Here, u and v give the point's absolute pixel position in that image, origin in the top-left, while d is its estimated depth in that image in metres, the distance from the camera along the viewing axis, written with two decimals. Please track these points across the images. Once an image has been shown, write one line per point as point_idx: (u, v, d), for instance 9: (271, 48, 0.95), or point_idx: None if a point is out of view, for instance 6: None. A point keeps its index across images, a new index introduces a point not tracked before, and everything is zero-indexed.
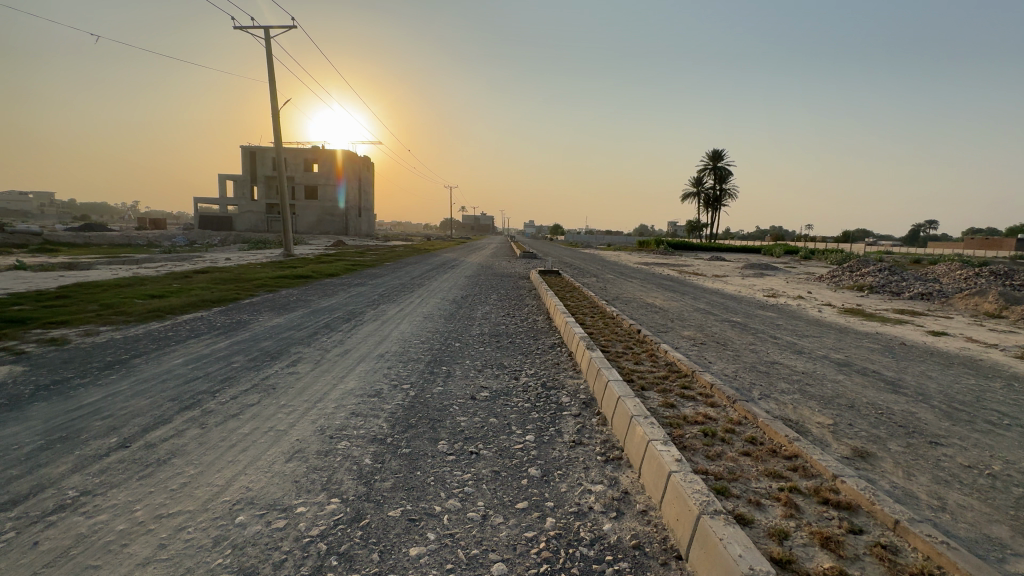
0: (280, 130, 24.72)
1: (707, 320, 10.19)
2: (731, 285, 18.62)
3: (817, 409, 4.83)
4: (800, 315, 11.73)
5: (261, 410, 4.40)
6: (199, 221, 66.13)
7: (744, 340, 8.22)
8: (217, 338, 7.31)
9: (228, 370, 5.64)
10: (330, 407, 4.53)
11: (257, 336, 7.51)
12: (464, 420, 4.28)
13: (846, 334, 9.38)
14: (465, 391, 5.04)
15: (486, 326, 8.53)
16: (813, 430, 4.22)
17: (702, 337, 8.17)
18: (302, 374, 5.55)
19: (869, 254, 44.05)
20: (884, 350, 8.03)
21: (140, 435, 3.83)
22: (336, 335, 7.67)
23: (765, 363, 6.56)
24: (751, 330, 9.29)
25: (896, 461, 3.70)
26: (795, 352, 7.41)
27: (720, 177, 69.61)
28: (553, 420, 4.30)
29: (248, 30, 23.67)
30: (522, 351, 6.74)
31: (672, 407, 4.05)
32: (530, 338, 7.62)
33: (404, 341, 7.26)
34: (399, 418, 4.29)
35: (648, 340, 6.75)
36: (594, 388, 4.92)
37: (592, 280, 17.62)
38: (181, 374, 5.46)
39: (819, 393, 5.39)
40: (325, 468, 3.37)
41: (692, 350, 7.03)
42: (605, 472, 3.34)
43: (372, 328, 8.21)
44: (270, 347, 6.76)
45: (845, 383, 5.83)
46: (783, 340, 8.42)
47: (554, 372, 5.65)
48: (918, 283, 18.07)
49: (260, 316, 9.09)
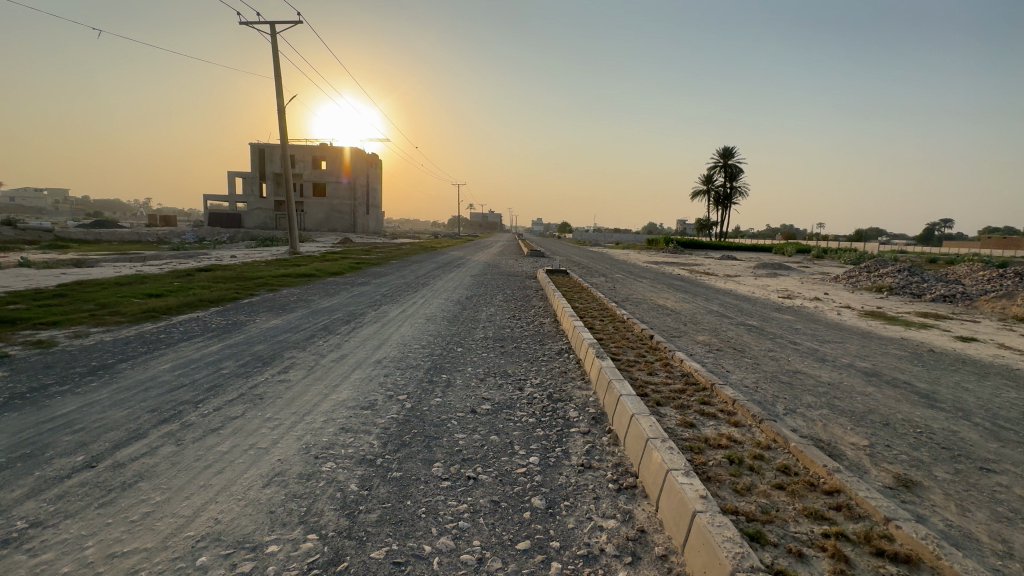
0: (285, 125, 24.43)
1: (721, 323, 9.75)
2: (744, 286, 18.11)
3: (849, 427, 4.42)
4: (819, 319, 11.23)
5: (244, 425, 4.08)
6: (208, 218, 66.43)
7: (762, 346, 7.77)
8: (210, 341, 7.01)
9: (217, 377, 5.34)
10: (319, 421, 4.19)
11: (251, 339, 7.21)
12: (463, 438, 3.92)
13: (870, 340, 8.90)
14: (465, 403, 4.68)
15: (491, 329, 8.18)
16: (849, 453, 3.80)
17: (718, 343, 7.74)
18: (293, 382, 5.22)
19: (887, 254, 42.74)
20: (913, 358, 7.56)
21: (109, 452, 3.52)
22: (333, 338, 7.35)
23: (787, 373, 6.13)
24: (769, 335, 8.84)
25: (946, 492, 3.29)
26: (818, 360, 6.97)
27: (731, 175, 68.67)
28: (560, 439, 3.92)
29: (253, 26, 23.51)
30: (527, 358, 6.36)
31: (691, 427, 3.66)
32: (536, 343, 7.23)
33: (403, 345, 6.91)
34: (392, 435, 3.94)
35: (662, 347, 6.34)
36: (604, 402, 4.53)
37: (602, 279, 17.20)
38: (166, 382, 5.15)
39: (849, 408, 4.96)
40: (306, 495, 3.02)
41: (707, 357, 6.62)
42: (618, 504, 2.96)
43: (371, 330, 7.88)
44: (263, 351, 6.45)
45: (876, 397, 5.39)
46: (804, 346, 7.97)
47: (561, 383, 5.28)
48: (940, 285, 17.41)
49: (257, 317, 8.79)
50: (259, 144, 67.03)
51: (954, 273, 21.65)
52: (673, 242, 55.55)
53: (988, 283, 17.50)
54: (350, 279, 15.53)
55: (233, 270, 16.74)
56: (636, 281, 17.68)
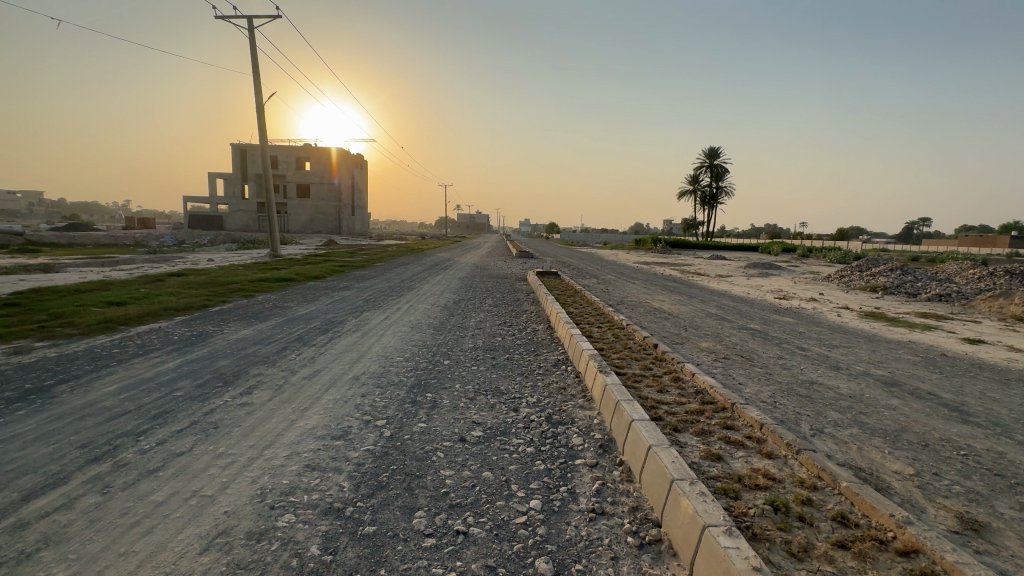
0: (264, 123, 23.44)
1: (723, 328, 9.27)
2: (737, 287, 17.79)
3: (886, 451, 3.91)
4: (820, 321, 10.80)
5: (189, 464, 3.43)
6: (188, 220, 64.67)
7: (770, 353, 7.27)
8: (169, 356, 6.32)
9: (168, 401, 4.67)
10: (281, 457, 3.56)
11: (215, 352, 6.52)
12: (450, 476, 3.33)
13: (878, 344, 8.46)
14: (452, 430, 4.09)
15: (481, 338, 7.60)
16: (896, 486, 3.29)
17: (723, 350, 7.25)
18: (256, 406, 4.58)
19: (876, 253, 42.74)
20: (928, 364, 7.13)
21: (14, 507, 2.85)
22: (308, 350, 6.70)
23: (803, 385, 5.65)
24: (775, 340, 8.37)
25: (1021, 537, 2.78)
26: (833, 369, 6.48)
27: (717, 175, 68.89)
28: (564, 476, 3.34)
29: (230, 21, 22.61)
30: (521, 372, 5.76)
31: (719, 460, 3.12)
32: (529, 354, 6.65)
33: (385, 358, 6.29)
34: (366, 474, 3.33)
35: (669, 358, 5.81)
36: (612, 427, 3.97)
37: (593, 281, 16.77)
38: (108, 408, 4.47)
39: (881, 427, 4.46)
40: (253, 565, 2.40)
41: (716, 368, 6.11)
42: (642, 568, 2.40)
43: (350, 341, 7.23)
44: (227, 368, 5.78)
45: (904, 411, 4.93)
46: (813, 352, 7.52)
47: (560, 402, 4.71)
48: (934, 284, 17.24)
49: (226, 327, 8.08)
50: (240, 144, 65.54)
51: (944, 272, 21.54)
52: (662, 242, 55.36)
53: (980, 282, 17.35)
54: (332, 283, 14.78)
55: (207, 275, 15.89)
56: (629, 283, 17.19)
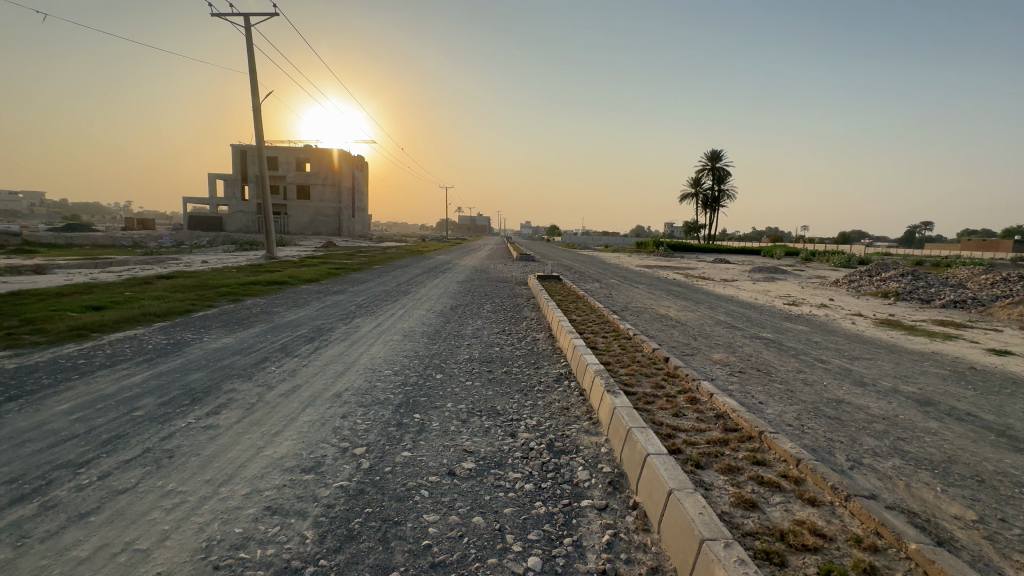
0: (260, 122, 23.01)
1: (735, 337, 8.76)
2: (744, 292, 17.28)
3: (938, 489, 3.39)
4: (835, 329, 10.27)
5: (128, 507, 2.92)
6: (188, 220, 64.24)
7: (788, 366, 6.75)
8: (138, 368, 5.81)
9: (123, 423, 4.16)
10: (238, 496, 3.06)
11: (189, 364, 6.01)
12: (434, 522, 2.83)
13: (901, 355, 7.94)
14: (440, 460, 3.58)
15: (478, 347, 7.11)
16: (963, 538, 2.77)
17: (737, 363, 6.74)
18: (222, 429, 4.09)
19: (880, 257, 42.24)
20: (959, 379, 6.62)
21: None
22: (290, 362, 6.20)
23: (829, 404, 5.15)
24: (790, 351, 7.86)
25: None
26: (858, 386, 5.96)
27: (719, 178, 68.37)
28: (568, 524, 2.82)
29: (227, 18, 22.23)
30: (520, 389, 5.25)
31: (754, 509, 2.62)
32: (529, 367, 6.15)
33: (372, 371, 5.80)
34: (336, 519, 2.83)
35: (681, 373, 5.29)
36: (623, 459, 3.46)
37: (596, 286, 16.29)
38: (53, 431, 3.96)
39: (925, 457, 3.94)
40: None
41: (732, 384, 5.60)
42: None
43: (337, 352, 6.73)
44: (198, 382, 5.29)
45: (947, 436, 4.42)
46: (834, 364, 7.00)
47: (563, 426, 4.21)
48: (948, 290, 16.70)
49: (206, 335, 7.58)
50: (240, 145, 65.25)
51: (955, 276, 20.99)
52: (664, 245, 54.94)
53: (995, 287, 16.82)
54: (326, 287, 14.30)
55: (199, 277, 15.47)
56: (633, 287, 16.70)
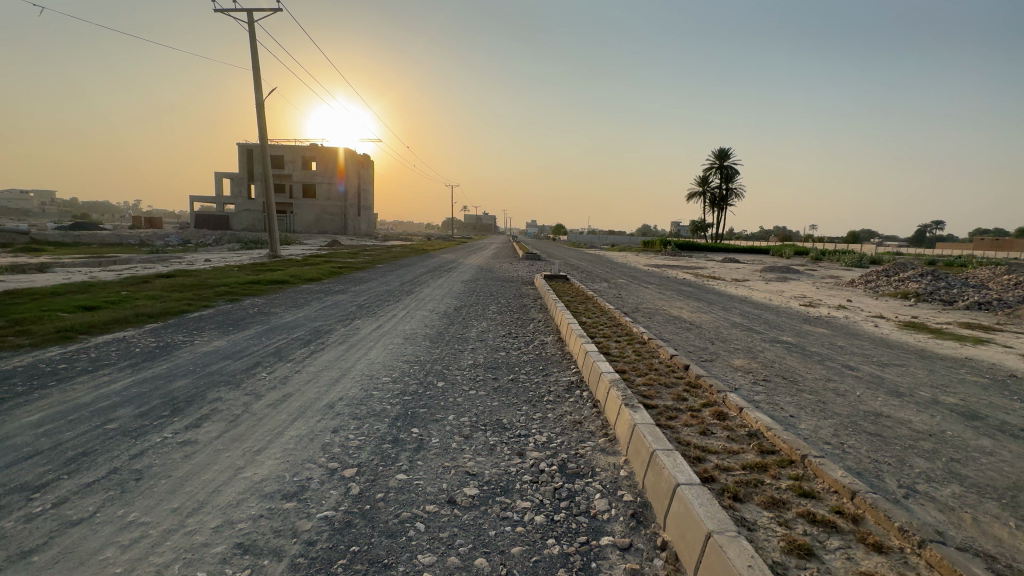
0: (262, 118, 22.74)
1: (754, 341, 8.28)
2: (758, 292, 16.79)
3: (1012, 525, 2.93)
4: (858, 333, 9.74)
5: (78, 544, 2.54)
6: (194, 219, 64.22)
7: (815, 374, 6.30)
8: (121, 374, 5.46)
9: (93, 437, 3.79)
10: (207, 530, 2.67)
11: (176, 369, 5.66)
12: (429, 566, 2.41)
13: (933, 362, 7.42)
14: (439, 485, 3.18)
15: (483, 352, 6.71)
16: None
17: (761, 370, 6.28)
18: (201, 444, 3.71)
19: (892, 257, 41.43)
20: (1000, 387, 6.15)
21: None
22: (283, 367, 5.83)
23: (867, 418, 4.69)
24: (815, 356, 7.40)
25: None
26: (895, 396, 5.49)
27: (727, 176, 67.49)
28: (586, 568, 2.41)
29: (229, 14, 22.01)
30: (527, 399, 4.82)
31: (810, 557, 2.20)
32: (538, 374, 5.73)
33: (369, 378, 5.41)
34: (316, 561, 2.43)
35: (704, 384, 4.83)
36: (647, 486, 3.04)
37: (604, 286, 15.84)
38: (16, 447, 3.60)
39: (987, 483, 3.48)
40: None
41: (758, 394, 5.16)
42: None
43: (333, 356, 6.36)
44: (183, 389, 4.93)
45: (1005, 457, 3.95)
46: (864, 371, 6.54)
47: (576, 444, 3.80)
48: (970, 290, 16.11)
49: (198, 337, 7.22)
50: (246, 144, 65.25)
51: (975, 277, 20.36)
52: (671, 244, 54.33)
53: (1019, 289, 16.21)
54: (327, 286, 13.96)
55: (199, 276, 15.20)
56: (643, 287, 16.23)
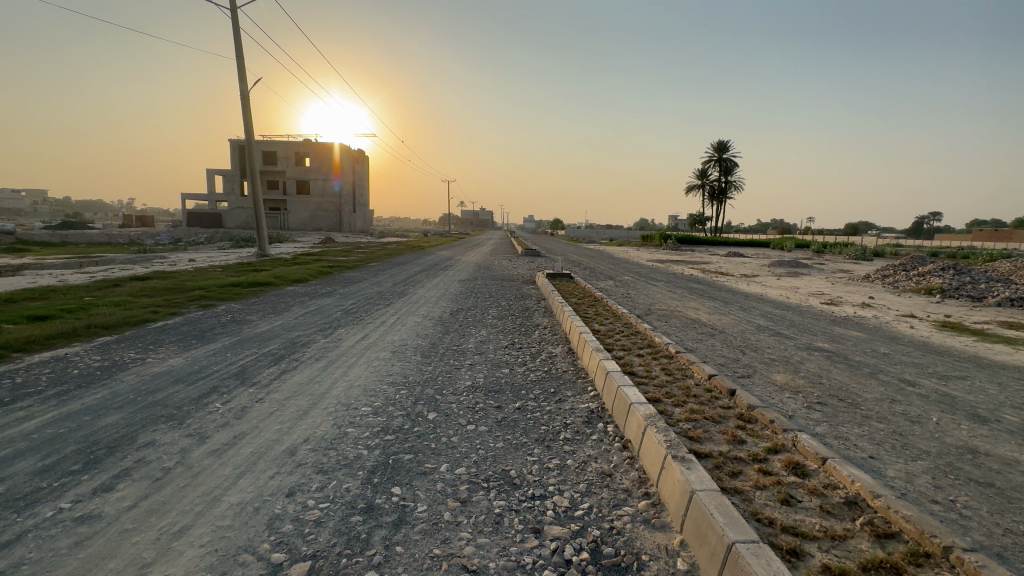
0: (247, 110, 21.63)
1: (789, 349, 7.34)
2: (772, 289, 15.87)
3: None
4: (897, 337, 8.79)
5: None
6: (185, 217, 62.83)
7: (873, 392, 5.36)
8: (40, 406, 4.46)
9: None
10: None
11: (112, 398, 4.68)
12: None
13: (996, 373, 6.49)
14: None
15: (484, 368, 5.75)
16: None
17: (810, 390, 5.32)
18: (103, 522, 2.73)
19: (895, 250, 40.47)
20: None
21: None
22: (244, 393, 4.87)
23: (963, 458, 3.75)
24: (863, 368, 6.45)
25: None
26: (979, 423, 4.56)
27: (727, 168, 66.47)
28: None
29: None
30: (539, 439, 3.85)
31: None
32: (549, 399, 4.75)
33: (344, 410, 4.43)
34: None
35: (759, 418, 3.88)
36: None
37: (610, 285, 14.87)
38: None
39: None
40: None
41: (821, 425, 4.20)
42: None
43: (306, 377, 5.38)
44: (110, 431, 3.94)
45: None
46: (926, 388, 5.60)
47: (609, 514, 2.83)
48: (997, 286, 15.19)
49: (153, 354, 6.24)
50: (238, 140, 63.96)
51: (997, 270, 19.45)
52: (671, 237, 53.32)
53: None
54: (313, 289, 12.98)
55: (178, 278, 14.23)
56: (651, 285, 15.29)
